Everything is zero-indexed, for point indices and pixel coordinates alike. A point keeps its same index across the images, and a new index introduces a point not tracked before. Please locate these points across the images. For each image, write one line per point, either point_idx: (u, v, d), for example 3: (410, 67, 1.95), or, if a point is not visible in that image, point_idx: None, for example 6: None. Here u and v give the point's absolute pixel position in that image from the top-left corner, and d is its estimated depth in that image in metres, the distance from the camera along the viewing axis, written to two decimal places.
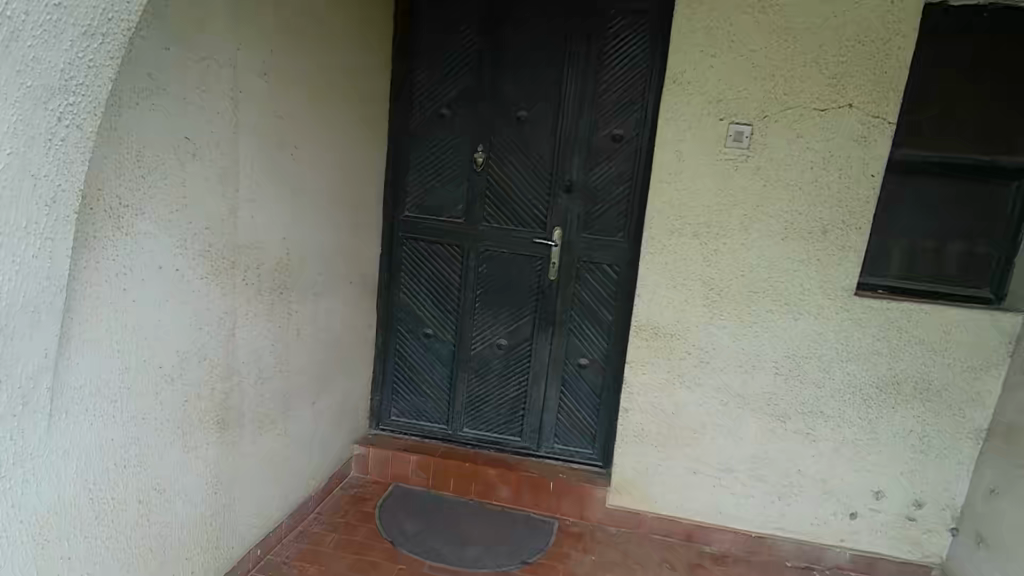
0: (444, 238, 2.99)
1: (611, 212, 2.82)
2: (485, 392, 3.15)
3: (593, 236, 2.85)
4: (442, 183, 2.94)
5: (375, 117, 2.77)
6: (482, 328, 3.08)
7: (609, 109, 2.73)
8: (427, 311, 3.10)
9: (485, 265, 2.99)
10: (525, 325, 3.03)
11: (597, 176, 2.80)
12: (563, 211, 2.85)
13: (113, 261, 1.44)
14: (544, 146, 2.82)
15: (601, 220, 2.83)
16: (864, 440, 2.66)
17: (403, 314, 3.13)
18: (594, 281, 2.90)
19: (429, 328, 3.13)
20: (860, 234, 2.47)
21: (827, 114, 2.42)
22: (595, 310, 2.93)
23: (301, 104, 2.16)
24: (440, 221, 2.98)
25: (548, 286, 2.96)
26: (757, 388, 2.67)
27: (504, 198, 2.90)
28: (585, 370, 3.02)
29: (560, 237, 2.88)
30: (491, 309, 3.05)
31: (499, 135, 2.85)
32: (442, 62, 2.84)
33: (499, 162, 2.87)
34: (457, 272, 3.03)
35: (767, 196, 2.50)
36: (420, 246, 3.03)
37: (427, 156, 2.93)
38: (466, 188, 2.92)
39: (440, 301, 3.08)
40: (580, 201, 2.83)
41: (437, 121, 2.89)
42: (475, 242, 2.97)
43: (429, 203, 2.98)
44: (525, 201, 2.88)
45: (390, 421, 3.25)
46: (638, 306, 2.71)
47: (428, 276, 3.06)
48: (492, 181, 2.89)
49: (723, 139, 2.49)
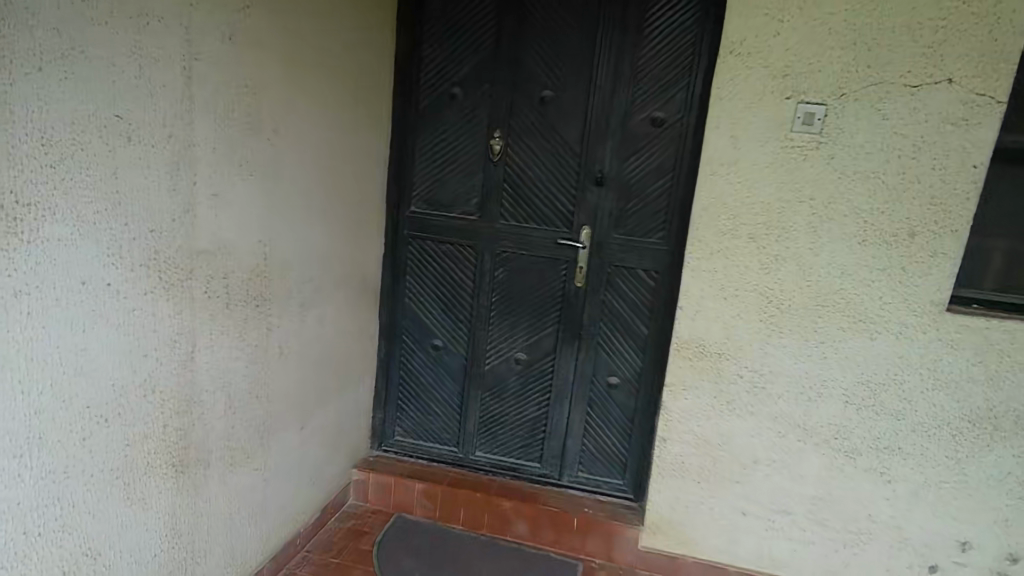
0: (455, 237, 2.61)
1: (649, 209, 2.41)
2: (501, 412, 2.78)
3: (627, 236, 2.45)
4: (453, 174, 2.56)
5: (375, 98, 2.39)
6: (498, 340, 2.71)
7: (649, 88, 2.31)
8: (435, 320, 2.73)
9: (501, 268, 2.61)
10: (548, 337, 2.66)
11: (633, 168, 2.39)
12: (592, 207, 2.45)
13: (9, 276, 1.09)
14: (571, 132, 2.42)
15: (636, 219, 2.43)
16: (950, 483, 2.22)
17: (409, 323, 2.76)
18: (627, 289, 2.50)
19: (438, 339, 2.76)
20: (956, 238, 2.03)
21: (920, 90, 1.97)
22: (628, 322, 2.54)
23: (277, 77, 1.78)
24: (451, 218, 2.59)
25: (573, 293, 2.56)
26: (821, 419, 2.26)
27: (524, 192, 2.51)
28: (615, 390, 2.64)
29: (589, 238, 2.48)
30: (508, 318, 2.67)
31: (519, 119, 2.45)
32: (453, 33, 2.44)
33: (519, 150, 2.47)
34: (469, 275, 2.65)
35: (842, 191, 2.07)
36: (428, 246, 2.65)
37: (435, 143, 2.54)
38: (480, 180, 2.53)
39: (450, 308, 2.71)
40: (612, 197, 2.43)
41: (447, 102, 2.49)
42: (490, 242, 2.58)
43: (438, 196, 2.59)
44: (548, 196, 2.49)
45: (394, 442, 2.90)
46: (681, 320, 2.30)
47: (436, 280, 2.69)
48: (509, 172, 2.50)
49: (789, 121, 2.06)
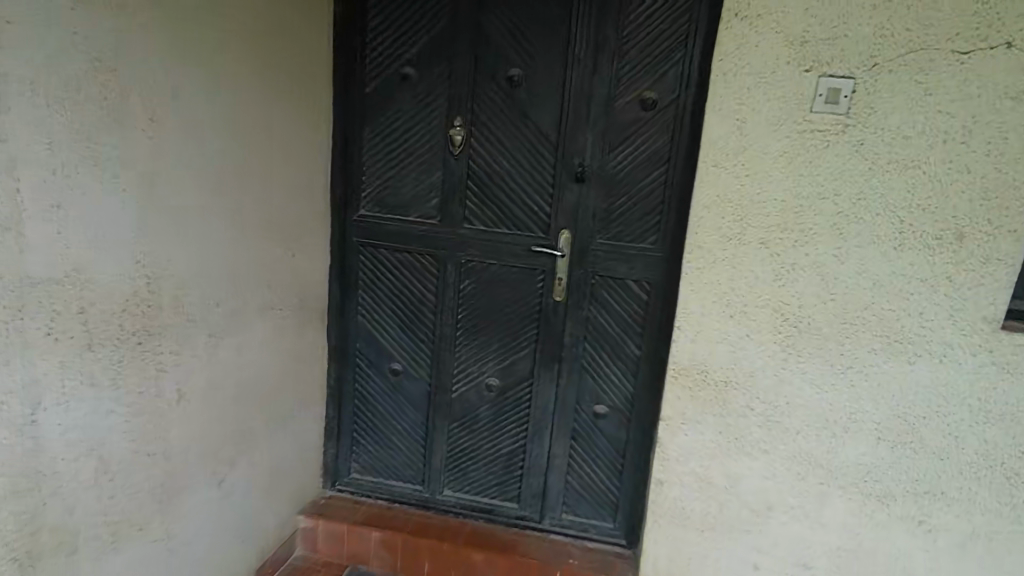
0: (412, 245, 2.22)
1: (639, 210, 2.02)
2: (472, 446, 2.40)
3: (613, 242, 2.06)
4: (407, 171, 2.16)
5: (307, 81, 1.99)
6: (466, 365, 2.32)
7: (636, 64, 1.92)
8: (393, 341, 2.35)
9: (467, 280, 2.22)
10: (523, 359, 2.27)
11: (619, 160, 2.00)
12: (572, 207, 2.06)
13: None
14: (544, 119, 2.03)
15: (624, 221, 2.04)
16: (1004, 532, 1.85)
17: (362, 345, 2.38)
18: (614, 304, 2.12)
19: (396, 363, 2.37)
20: (1016, 240, 1.64)
21: (971, 58, 1.57)
22: (616, 343, 2.16)
23: (154, 49, 1.37)
24: (407, 222, 2.20)
25: (551, 309, 2.18)
26: (848, 458, 1.89)
27: (491, 191, 2.11)
28: (602, 421, 2.26)
29: (569, 245, 2.09)
30: (476, 338, 2.28)
31: (482, 104, 2.05)
32: (401, 2, 2.04)
33: (484, 141, 2.08)
34: (430, 289, 2.26)
35: (873, 185, 1.68)
36: (381, 256, 2.26)
37: (385, 134, 2.14)
38: (438, 177, 2.14)
39: (409, 327, 2.32)
40: (595, 196, 2.04)
41: (397, 86, 2.09)
42: (453, 251, 2.19)
43: (391, 198, 2.20)
44: (520, 195, 2.10)
45: (351, 479, 2.52)
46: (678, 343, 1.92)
47: (392, 295, 2.30)
48: (473, 168, 2.10)
49: (809, 99, 1.67)
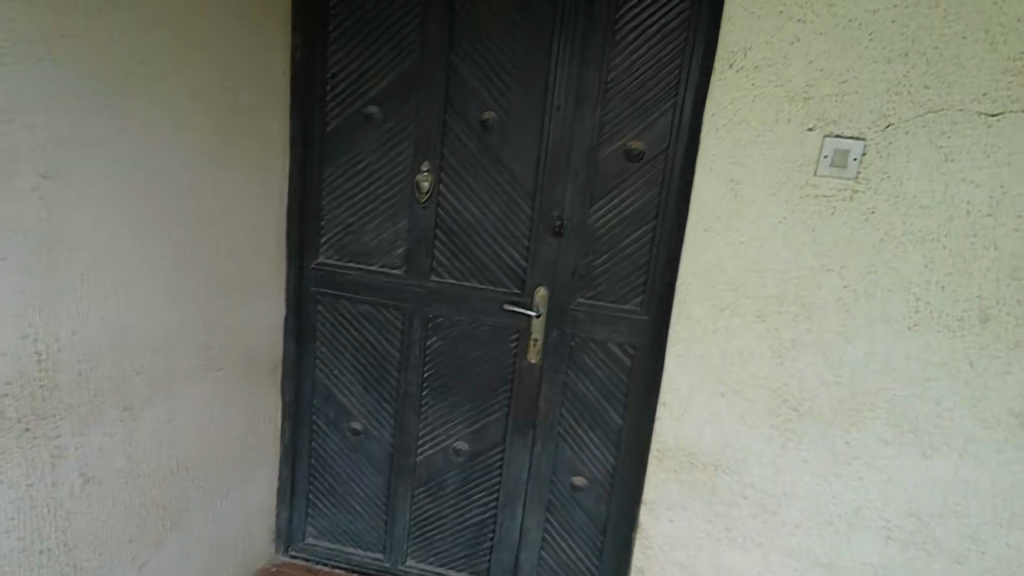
0: (375, 296, 2.03)
1: (622, 270, 1.83)
2: (438, 514, 2.19)
3: (594, 303, 1.87)
4: (371, 217, 1.97)
5: (260, 120, 1.80)
6: (432, 427, 2.11)
7: (621, 112, 1.73)
8: (353, 398, 2.15)
9: (434, 337, 2.02)
10: (494, 424, 2.06)
11: (602, 214, 1.80)
12: (549, 263, 1.87)
13: None
14: (520, 168, 1.84)
15: (606, 280, 1.85)
16: None
17: (321, 401, 2.18)
18: (595, 369, 1.92)
19: (356, 422, 2.17)
20: None
21: (1000, 121, 1.37)
22: (597, 411, 1.94)
23: (53, 100, 1.18)
24: (370, 272, 2.01)
25: (525, 372, 1.97)
26: (853, 558, 1.66)
27: (461, 243, 1.92)
28: (580, 495, 2.02)
29: (545, 304, 1.89)
30: (443, 398, 2.08)
31: (453, 149, 1.87)
32: (367, 37, 1.86)
33: (454, 188, 1.89)
34: (394, 344, 2.06)
35: (885, 257, 1.48)
36: (342, 306, 2.07)
37: (347, 177, 1.96)
38: (404, 226, 1.95)
39: (371, 384, 2.12)
40: (574, 252, 1.84)
41: (361, 127, 1.91)
42: (419, 304, 1.99)
43: (353, 245, 2.01)
44: (492, 248, 1.90)
45: (307, 544, 2.31)
46: (663, 422, 1.70)
47: (353, 349, 2.10)
48: (441, 216, 1.91)
49: (813, 160, 1.48)
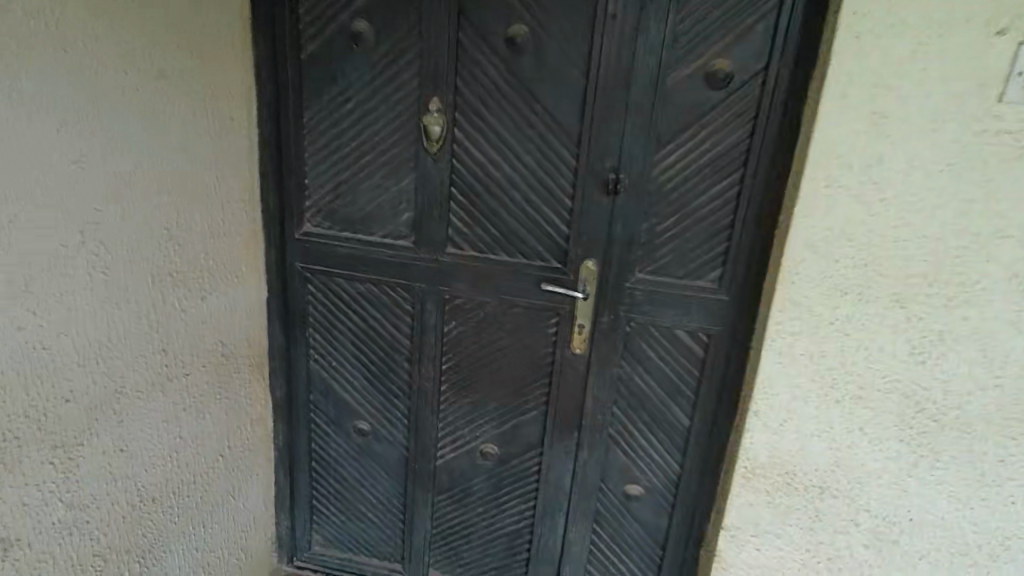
0: (376, 273, 1.61)
1: (697, 235, 1.40)
2: (463, 524, 1.86)
3: (659, 278, 1.45)
4: (367, 172, 1.53)
5: (206, 46, 1.32)
6: (454, 428, 1.75)
7: (704, 18, 1.27)
8: (358, 394, 1.78)
9: (454, 322, 1.62)
10: (530, 424, 1.69)
11: (672, 162, 1.36)
12: (601, 229, 1.44)
13: None
14: (561, 103, 1.38)
15: (675, 249, 1.42)
16: None
17: (319, 398, 1.81)
18: (657, 361, 1.53)
19: (363, 421, 1.81)
20: None
21: None
22: (659, 410, 1.57)
23: None
24: (368, 244, 1.58)
25: (569, 365, 1.58)
26: None
27: (485, 204, 1.49)
28: (635, 503, 1.69)
29: (594, 282, 1.48)
30: (467, 394, 1.70)
31: (471, 78, 1.40)
32: None
33: (473, 132, 1.44)
34: (404, 331, 1.67)
35: None
36: (337, 286, 1.66)
37: (333, 122, 1.51)
38: (410, 184, 1.51)
39: (379, 377, 1.75)
40: (634, 214, 1.41)
41: (348, 52, 1.44)
42: (433, 283, 1.58)
43: (344, 210, 1.57)
44: (525, 211, 1.47)
45: (313, 554, 2.01)
46: (753, 434, 1.32)
47: (355, 337, 1.71)
48: (458, 171, 1.47)
49: (1002, 76, 1.02)
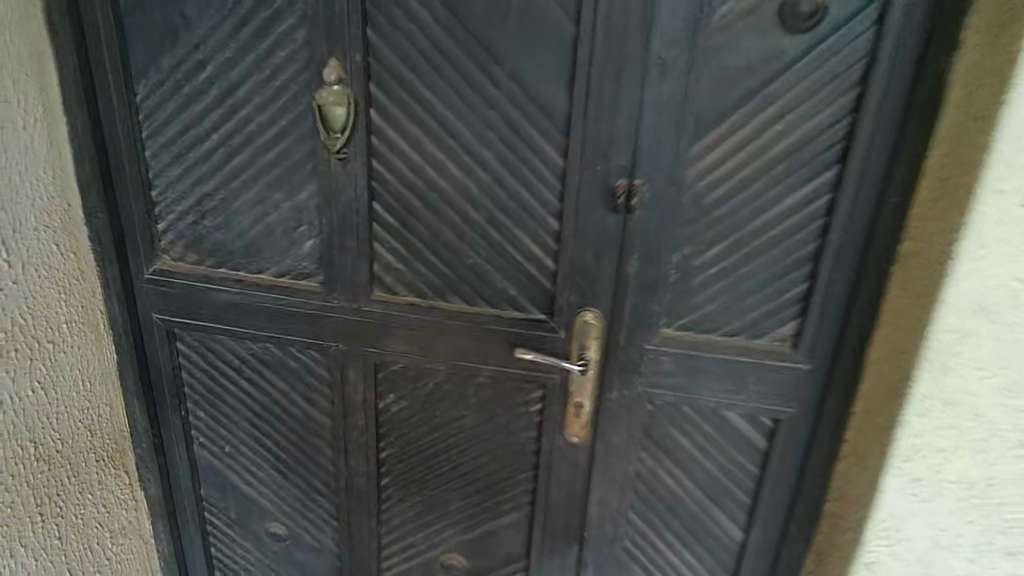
0: (268, 330, 1.07)
1: (758, 271, 0.89)
2: None
3: (699, 338, 0.94)
4: (241, 181, 0.98)
5: None
6: (403, 533, 1.24)
7: None
8: (265, 487, 1.27)
9: (391, 395, 1.10)
10: (509, 531, 1.18)
11: (721, 157, 0.84)
12: (607, 265, 0.91)
13: None
14: (536, 63, 0.85)
15: (721, 294, 0.91)
16: None
17: (212, 492, 1.30)
18: (695, 451, 1.02)
19: (277, 521, 1.30)
20: None
21: None
22: (697, 518, 1.07)
23: None
24: (250, 287, 1.04)
25: (562, 457, 1.07)
26: None
27: (425, 228, 0.96)
28: None
29: (598, 344, 0.96)
30: (417, 489, 1.19)
31: (389, 26, 0.86)
32: None
33: (398, 114, 0.90)
34: (320, 407, 1.14)
35: None
36: (219, 345, 1.13)
37: (185, 103, 0.96)
38: (308, 197, 0.96)
39: (290, 466, 1.23)
40: (658, 240, 0.89)
41: None
42: (355, 343, 1.05)
43: (213, 238, 1.03)
44: (487, 237, 0.94)
45: None
46: None
47: (252, 415, 1.19)
48: (381, 177, 0.94)
49: None
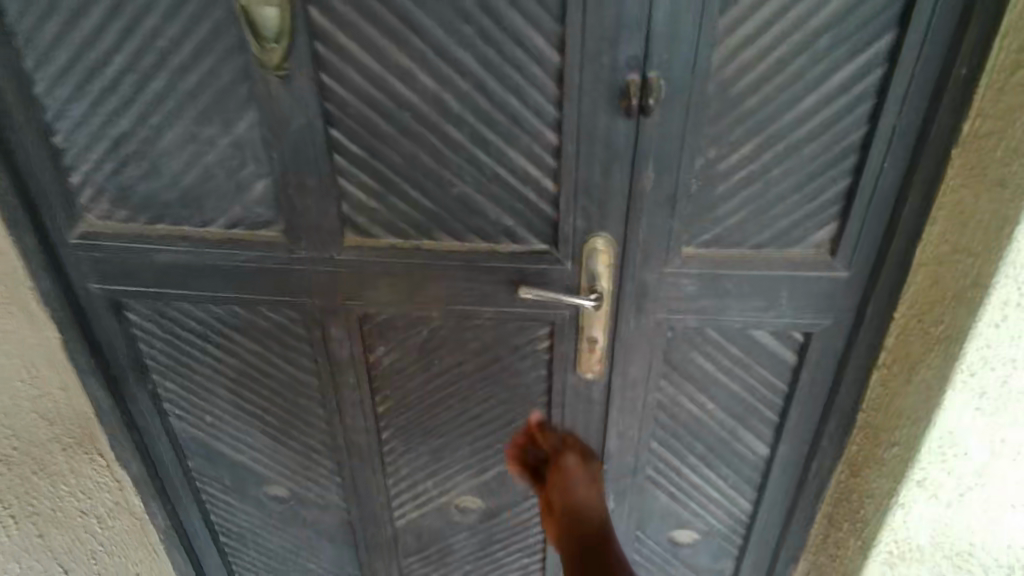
0: (229, 291, 0.92)
1: (792, 172, 0.77)
2: None
3: (725, 254, 0.83)
4: (161, 117, 0.79)
5: None
6: (413, 483, 1.18)
7: None
8: (257, 452, 1.18)
9: (382, 347, 0.99)
10: None
11: (751, 36, 0.70)
12: (618, 181, 0.78)
13: None
14: None
15: (750, 202, 0.79)
16: None
17: (201, 464, 1.20)
18: (720, 373, 0.95)
19: (276, 484, 1.22)
20: None
21: None
22: (722, 438, 1.02)
23: None
24: (199, 244, 0.87)
25: (577, 394, 0.98)
26: None
27: (397, 155, 0.80)
28: (686, 552, 1.18)
29: (611, 272, 0.84)
30: (422, 439, 1.11)
31: None
32: None
33: (346, 12, 0.71)
34: (305, 366, 1.03)
35: None
36: (177, 312, 0.98)
37: (70, 21, 0.75)
38: (249, 130, 0.79)
39: (281, 429, 1.13)
40: (677, 144, 0.75)
41: None
42: (332, 296, 0.91)
43: (142, 190, 0.85)
44: (473, 160, 0.79)
45: None
46: (925, 510, 0.78)
47: (229, 382, 1.07)
48: (335, 98, 0.76)
49: None
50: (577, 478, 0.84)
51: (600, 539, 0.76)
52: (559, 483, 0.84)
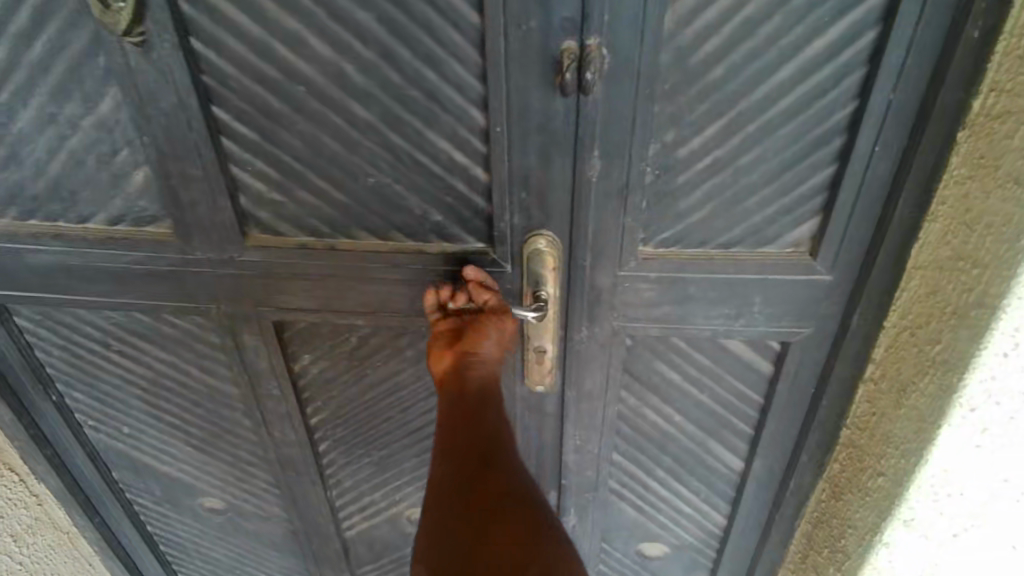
0: (122, 296, 0.80)
1: (766, 158, 0.65)
2: None
3: (691, 254, 0.71)
4: (11, 95, 0.66)
5: None
6: (358, 495, 1.08)
7: None
8: (184, 465, 1.07)
9: (307, 355, 0.87)
10: None
11: None
12: (559, 170, 0.65)
13: None
14: None
15: (716, 193, 0.67)
16: None
17: (125, 477, 1.10)
18: (687, 383, 0.84)
19: (210, 496, 1.12)
20: None
21: None
22: (691, 452, 0.92)
23: None
24: (78, 244, 0.75)
25: (528, 406, 0.87)
26: None
27: (296, 138, 0.67)
28: (656, 565, 1.09)
29: (559, 274, 0.72)
30: (363, 451, 1.01)
31: None
32: None
33: None
34: (223, 375, 0.91)
35: None
36: (71, 318, 0.87)
37: None
38: (117, 110, 0.66)
39: (207, 441, 1.02)
40: (627, 124, 0.62)
41: None
42: (241, 300, 0.79)
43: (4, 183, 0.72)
44: (387, 145, 0.66)
45: None
46: (916, 549, 0.68)
47: (142, 393, 0.96)
48: (214, 70, 0.63)
49: None
50: (495, 341, 0.68)
51: (485, 402, 0.63)
52: (473, 347, 0.67)
